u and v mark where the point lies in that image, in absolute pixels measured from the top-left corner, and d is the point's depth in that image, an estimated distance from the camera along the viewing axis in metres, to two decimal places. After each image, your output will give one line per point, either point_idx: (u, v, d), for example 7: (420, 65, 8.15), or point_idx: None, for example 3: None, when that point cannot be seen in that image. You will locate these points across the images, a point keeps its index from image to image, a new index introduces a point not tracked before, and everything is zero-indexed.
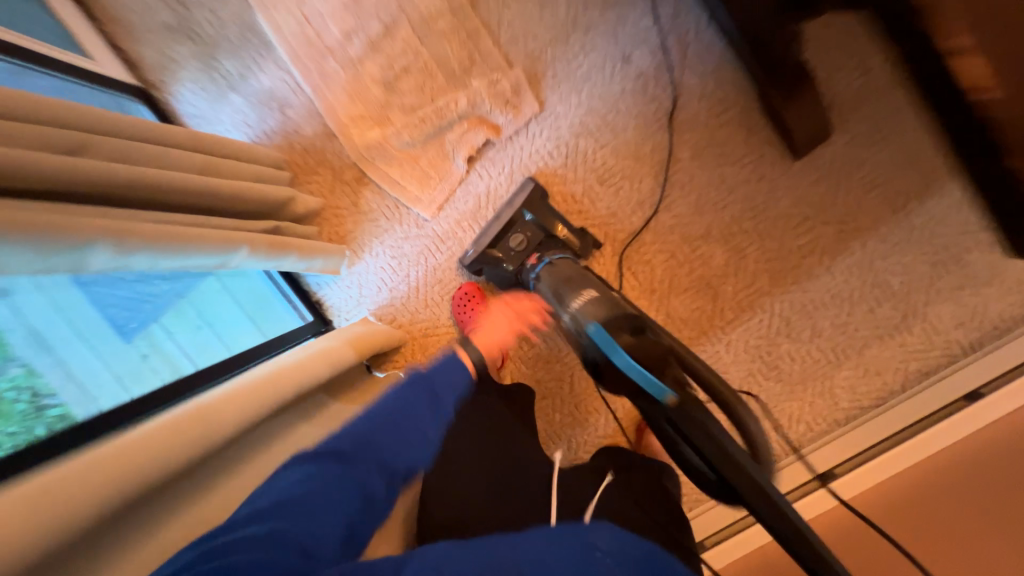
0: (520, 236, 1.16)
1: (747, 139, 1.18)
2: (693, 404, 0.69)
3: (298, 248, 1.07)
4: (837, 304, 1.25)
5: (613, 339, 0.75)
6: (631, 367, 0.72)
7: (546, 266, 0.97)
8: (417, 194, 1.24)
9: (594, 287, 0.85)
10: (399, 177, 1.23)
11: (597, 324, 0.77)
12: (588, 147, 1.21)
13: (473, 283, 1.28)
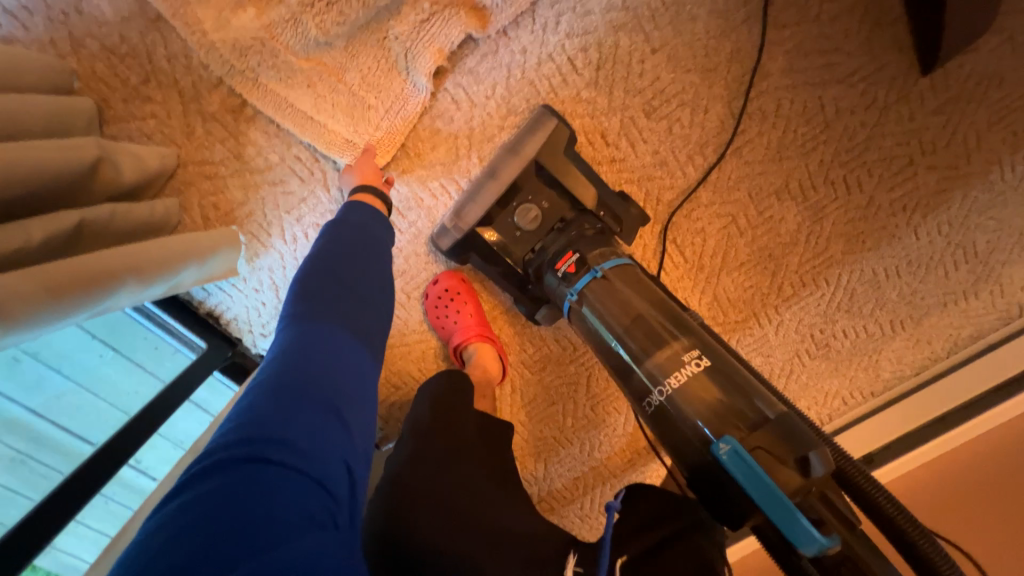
0: (530, 210, 0.74)
1: (866, 39, 0.77)
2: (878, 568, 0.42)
3: (128, 268, 0.57)
4: (912, 270, 1.00)
5: (768, 475, 0.45)
6: (793, 524, 0.43)
7: (593, 281, 0.67)
8: (351, 138, 0.75)
9: (705, 353, 0.55)
10: (316, 108, 0.73)
11: (732, 442, 0.48)
12: (633, 50, 0.74)
13: (455, 273, 0.88)
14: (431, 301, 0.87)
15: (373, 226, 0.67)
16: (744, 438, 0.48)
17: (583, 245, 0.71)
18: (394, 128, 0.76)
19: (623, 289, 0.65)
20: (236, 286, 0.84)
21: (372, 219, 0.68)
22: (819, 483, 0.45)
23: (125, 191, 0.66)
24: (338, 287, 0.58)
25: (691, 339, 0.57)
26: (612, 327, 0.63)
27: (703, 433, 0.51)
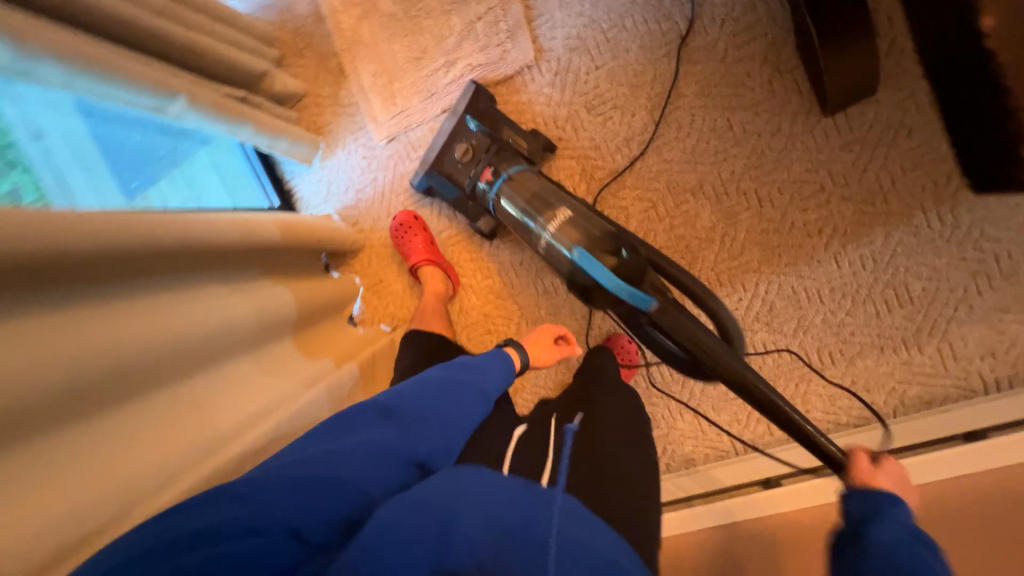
0: (465, 145, 1.03)
1: (768, 80, 0.99)
2: (679, 309, 0.64)
3: (254, 121, 1.05)
4: (835, 299, 1.06)
5: (598, 262, 0.68)
6: (619, 287, 0.65)
7: (506, 182, 0.93)
8: (396, 92, 1.18)
9: (568, 205, 0.77)
10: (381, 71, 1.18)
11: (581, 249, 0.70)
12: (582, 65, 1.07)
13: (405, 210, 1.25)
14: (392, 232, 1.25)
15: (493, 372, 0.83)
16: (588, 245, 0.71)
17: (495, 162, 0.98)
18: (416, 104, 1.18)
19: (522, 179, 0.91)
20: (309, 176, 1.32)
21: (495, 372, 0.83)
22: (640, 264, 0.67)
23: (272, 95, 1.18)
24: (439, 408, 0.69)
25: (560, 202, 0.81)
26: (516, 203, 0.87)
27: (567, 258, 0.73)
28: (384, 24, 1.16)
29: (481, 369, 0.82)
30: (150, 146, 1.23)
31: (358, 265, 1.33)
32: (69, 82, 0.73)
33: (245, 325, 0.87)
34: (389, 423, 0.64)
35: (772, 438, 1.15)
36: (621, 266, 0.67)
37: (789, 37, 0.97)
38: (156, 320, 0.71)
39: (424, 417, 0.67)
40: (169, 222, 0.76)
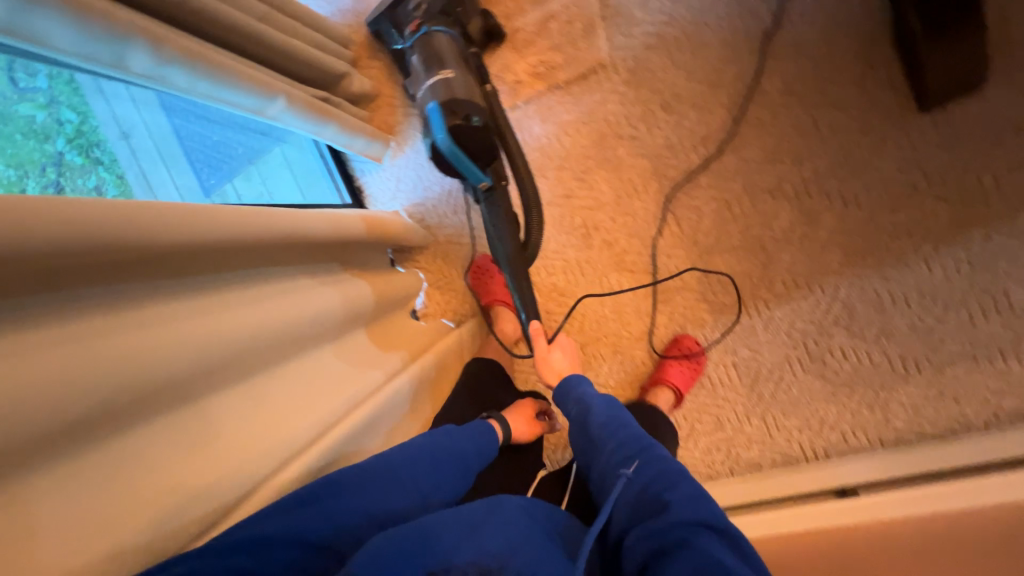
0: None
1: (858, 77, 0.97)
2: (497, 194, 0.98)
3: (337, 121, 1.09)
4: (925, 304, 1.01)
5: (443, 121, 0.85)
6: (450, 150, 0.87)
7: (423, 36, 0.99)
8: None
9: (455, 73, 0.92)
10: None
11: (436, 105, 0.86)
12: (660, 63, 1.07)
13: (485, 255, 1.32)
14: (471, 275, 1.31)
15: (486, 446, 0.88)
16: (451, 103, 0.86)
17: (428, 19, 1.02)
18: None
19: (434, 41, 0.97)
20: (377, 174, 1.37)
21: (488, 443, 0.88)
22: (484, 140, 0.88)
23: (351, 96, 1.23)
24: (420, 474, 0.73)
25: (449, 64, 0.94)
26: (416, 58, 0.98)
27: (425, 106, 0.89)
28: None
29: (467, 442, 0.85)
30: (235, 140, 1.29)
31: (421, 261, 1.37)
32: (191, 85, 0.77)
33: (332, 315, 0.89)
34: (361, 487, 0.65)
35: (846, 446, 1.11)
36: (461, 133, 0.86)
37: (883, 33, 0.94)
38: (269, 312, 0.74)
39: (397, 477, 0.70)
40: (279, 219, 0.79)
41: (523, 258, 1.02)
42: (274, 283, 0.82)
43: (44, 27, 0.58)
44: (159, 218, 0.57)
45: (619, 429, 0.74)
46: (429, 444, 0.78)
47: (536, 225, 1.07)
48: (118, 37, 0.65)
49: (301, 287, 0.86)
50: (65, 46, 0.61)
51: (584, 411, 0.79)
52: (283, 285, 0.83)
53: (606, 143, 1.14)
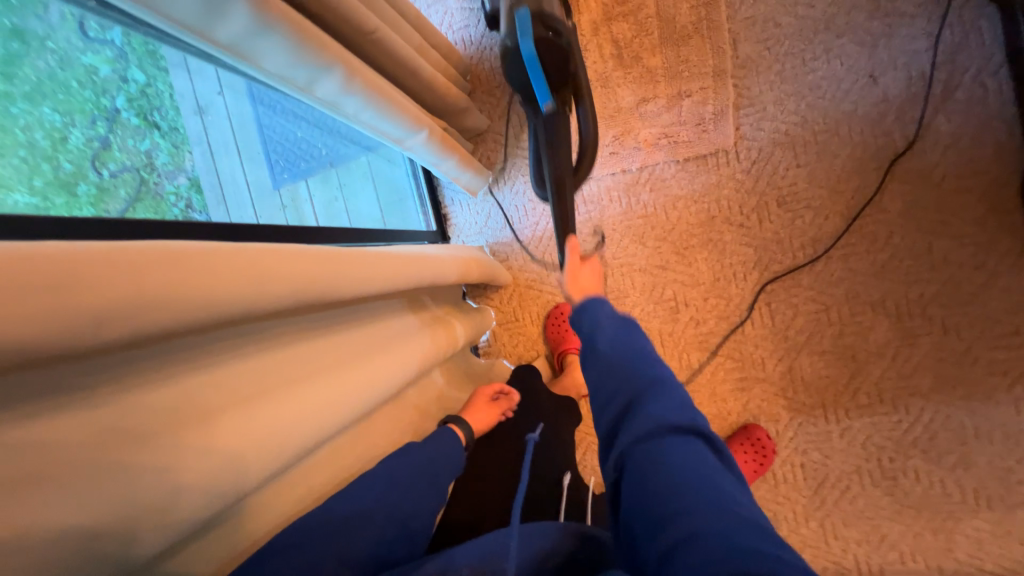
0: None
1: (981, 216, 0.99)
2: (561, 114, 0.96)
3: (458, 155, 1.07)
4: (1008, 444, 1.02)
5: (530, 26, 0.83)
6: (528, 57, 0.85)
7: None
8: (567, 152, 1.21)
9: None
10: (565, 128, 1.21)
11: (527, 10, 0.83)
12: (783, 161, 1.08)
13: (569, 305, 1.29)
14: (548, 321, 1.29)
15: (449, 454, 0.81)
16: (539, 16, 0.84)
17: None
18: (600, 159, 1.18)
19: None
20: (468, 206, 1.36)
21: (456, 452, 0.83)
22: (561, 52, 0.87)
23: (464, 128, 1.21)
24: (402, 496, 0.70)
25: None
26: None
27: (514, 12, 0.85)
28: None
29: (432, 454, 0.79)
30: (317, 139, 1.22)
31: (494, 299, 1.35)
32: (358, 111, 0.75)
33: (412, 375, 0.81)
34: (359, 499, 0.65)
35: (903, 567, 1.10)
36: (545, 46, 0.85)
37: (1015, 180, 0.96)
38: (378, 364, 0.72)
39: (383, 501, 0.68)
40: (415, 268, 0.77)
41: (574, 180, 1.03)
42: (376, 327, 0.79)
43: (262, 48, 0.56)
44: (332, 281, 0.55)
45: (619, 361, 0.60)
46: (385, 468, 0.71)
47: (588, 169, 1.06)
48: (318, 65, 0.63)
49: (392, 339, 0.81)
50: (272, 65, 0.59)
51: (592, 335, 0.65)
52: (375, 333, 0.78)
53: (713, 224, 1.14)
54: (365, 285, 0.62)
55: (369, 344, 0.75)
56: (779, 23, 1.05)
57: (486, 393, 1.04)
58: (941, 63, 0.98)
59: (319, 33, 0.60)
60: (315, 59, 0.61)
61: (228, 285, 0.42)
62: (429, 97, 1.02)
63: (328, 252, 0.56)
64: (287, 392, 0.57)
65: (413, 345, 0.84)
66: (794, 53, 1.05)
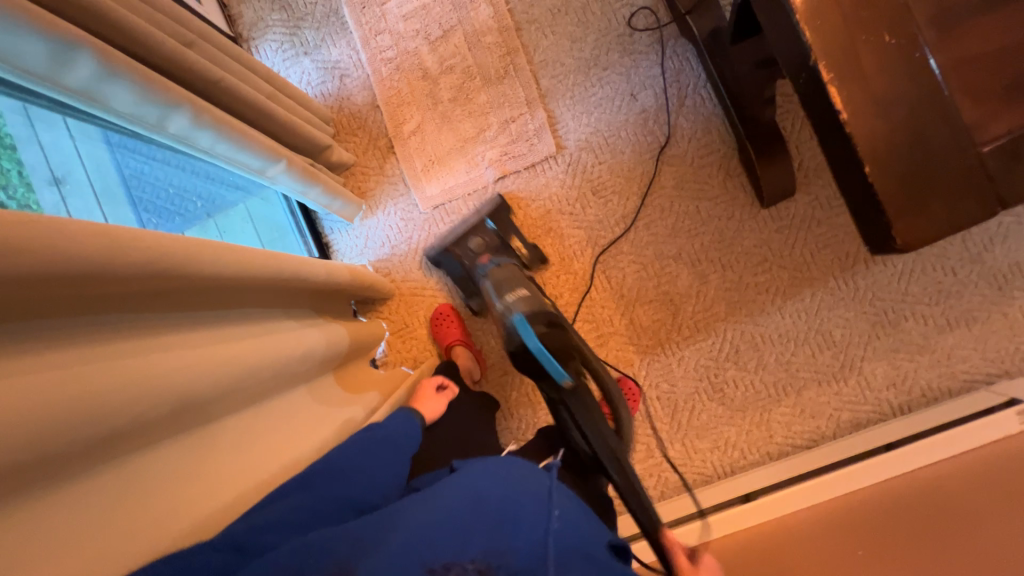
0: (478, 240, 1.35)
1: (722, 182, 1.38)
2: (583, 391, 0.89)
3: (325, 184, 1.23)
4: (784, 342, 1.37)
5: (529, 326, 0.88)
6: (539, 351, 0.86)
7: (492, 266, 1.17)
8: (422, 178, 1.44)
9: (526, 288, 1.00)
10: (416, 158, 1.44)
11: (521, 316, 0.90)
12: (589, 161, 1.41)
13: (450, 303, 1.44)
14: (432, 319, 1.43)
15: (407, 426, 0.99)
16: (529, 316, 0.90)
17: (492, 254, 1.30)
18: (461, 180, 1.43)
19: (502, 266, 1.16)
20: (348, 232, 1.50)
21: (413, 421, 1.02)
22: (563, 336, 0.89)
23: (329, 164, 1.38)
24: (365, 460, 0.86)
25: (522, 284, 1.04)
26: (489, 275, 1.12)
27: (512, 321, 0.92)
28: (428, 116, 1.43)
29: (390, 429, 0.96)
30: (192, 190, 1.36)
31: (384, 311, 1.48)
32: (212, 142, 0.88)
33: (287, 364, 0.93)
34: None
35: (745, 460, 1.37)
36: (546, 336, 0.87)
37: (736, 154, 1.37)
38: (249, 346, 0.84)
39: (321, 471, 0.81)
40: (273, 260, 0.93)
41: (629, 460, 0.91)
42: (245, 324, 0.90)
43: (111, 92, 0.69)
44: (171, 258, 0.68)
45: None
46: None
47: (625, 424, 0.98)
48: (167, 103, 0.76)
49: (266, 333, 0.93)
50: (122, 105, 0.72)
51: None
52: (247, 328, 0.89)
53: (551, 216, 1.42)
54: (212, 269, 0.76)
55: (239, 332, 0.86)
56: (563, 63, 1.41)
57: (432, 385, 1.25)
58: (672, 82, 1.38)
59: (163, 79, 0.75)
60: (162, 98, 0.75)
61: (71, 252, 0.54)
62: (289, 139, 1.18)
63: (168, 239, 0.69)
64: (155, 358, 0.67)
65: (285, 338, 0.96)
66: (579, 82, 1.40)
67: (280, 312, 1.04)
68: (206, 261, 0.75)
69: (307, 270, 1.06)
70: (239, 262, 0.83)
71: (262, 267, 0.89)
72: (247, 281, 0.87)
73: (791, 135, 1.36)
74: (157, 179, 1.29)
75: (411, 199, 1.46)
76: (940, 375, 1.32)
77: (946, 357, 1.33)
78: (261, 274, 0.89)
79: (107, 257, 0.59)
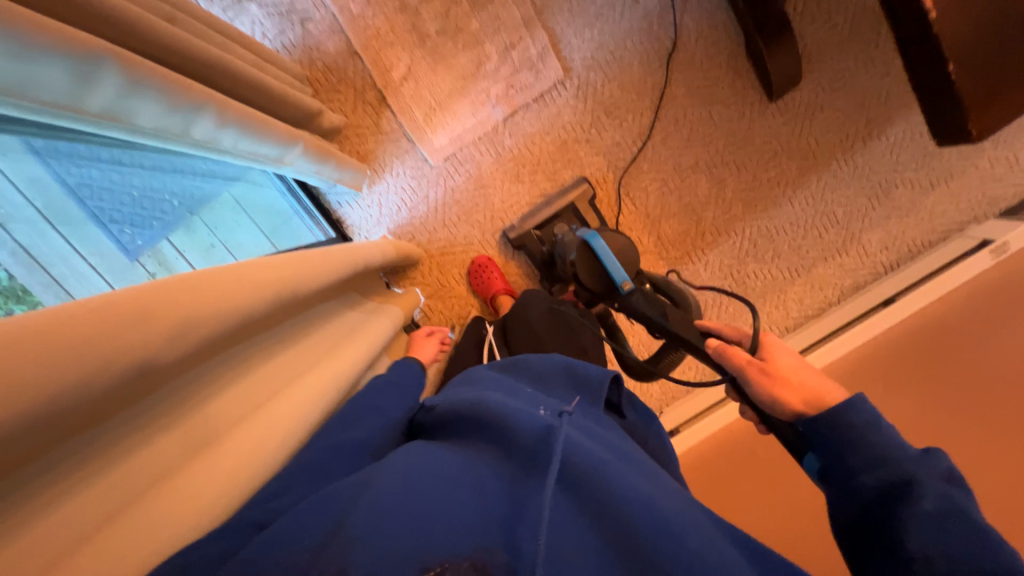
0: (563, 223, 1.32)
1: (731, 81, 1.36)
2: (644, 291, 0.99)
3: (336, 159, 1.14)
4: (795, 229, 1.49)
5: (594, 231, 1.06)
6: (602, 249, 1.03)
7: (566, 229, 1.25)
8: (426, 130, 1.33)
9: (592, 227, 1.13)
10: (416, 109, 1.32)
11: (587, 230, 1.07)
12: (599, 79, 1.34)
13: (484, 254, 1.42)
14: (470, 273, 1.42)
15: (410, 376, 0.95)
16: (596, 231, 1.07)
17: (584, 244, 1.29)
18: (469, 123, 1.34)
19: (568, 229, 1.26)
20: (358, 202, 1.41)
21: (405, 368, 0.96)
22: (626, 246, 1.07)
23: (323, 132, 1.23)
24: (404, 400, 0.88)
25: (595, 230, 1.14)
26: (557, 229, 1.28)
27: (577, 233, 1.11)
28: (418, 56, 1.28)
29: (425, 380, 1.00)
30: (160, 188, 1.06)
31: (417, 277, 1.45)
32: (235, 141, 0.78)
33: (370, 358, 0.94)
34: None
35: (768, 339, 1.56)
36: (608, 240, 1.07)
37: (743, 49, 1.34)
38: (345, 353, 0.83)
39: None
40: (339, 257, 0.89)
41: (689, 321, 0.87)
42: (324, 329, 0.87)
43: (138, 108, 0.58)
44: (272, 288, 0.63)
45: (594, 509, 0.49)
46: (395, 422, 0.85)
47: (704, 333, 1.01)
48: (192, 108, 0.66)
49: (332, 347, 0.88)
50: (148, 121, 0.61)
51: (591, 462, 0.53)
52: (312, 349, 0.85)
53: (568, 147, 1.38)
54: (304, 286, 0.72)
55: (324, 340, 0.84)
56: None
57: (422, 333, 1.23)
58: None
59: (180, 77, 0.63)
60: (187, 101, 0.65)
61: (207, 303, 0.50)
62: (287, 114, 1.05)
63: (261, 267, 0.64)
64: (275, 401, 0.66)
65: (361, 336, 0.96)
66: None
67: (327, 309, 0.99)
68: (298, 276, 0.70)
69: (365, 259, 1.01)
70: (319, 269, 0.78)
71: (334, 267, 0.85)
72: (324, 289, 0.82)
73: (794, 18, 1.35)
74: (113, 183, 0.95)
75: (419, 156, 1.37)
76: (924, 231, 1.51)
77: (929, 213, 1.50)
78: (336, 277, 0.85)
79: (228, 310, 0.55)
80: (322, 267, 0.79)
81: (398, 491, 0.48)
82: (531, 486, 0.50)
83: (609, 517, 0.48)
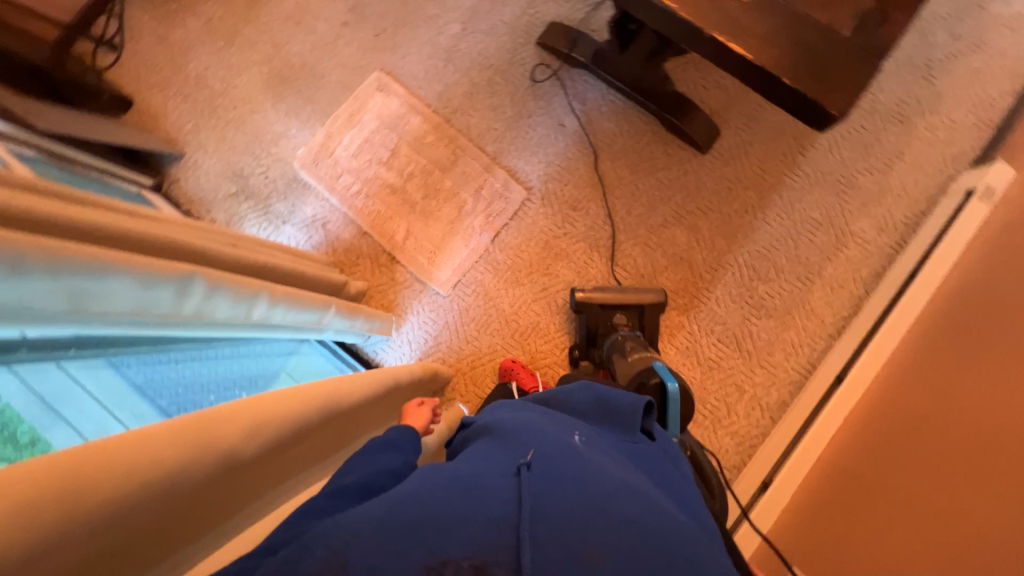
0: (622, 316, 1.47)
1: (664, 150, 1.62)
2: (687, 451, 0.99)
3: (365, 313, 1.37)
4: (784, 243, 1.57)
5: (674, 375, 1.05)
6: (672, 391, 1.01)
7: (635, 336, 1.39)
8: (432, 270, 1.59)
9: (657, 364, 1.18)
10: (420, 257, 1.59)
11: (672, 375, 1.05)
12: (557, 187, 1.62)
13: (508, 357, 1.53)
14: (501, 377, 1.50)
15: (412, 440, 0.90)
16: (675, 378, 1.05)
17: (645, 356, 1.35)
18: (465, 254, 1.59)
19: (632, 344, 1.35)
20: (391, 344, 1.60)
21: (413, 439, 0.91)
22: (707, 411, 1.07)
23: (352, 297, 1.49)
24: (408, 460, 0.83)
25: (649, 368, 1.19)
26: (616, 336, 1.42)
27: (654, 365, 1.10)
28: (411, 219, 1.61)
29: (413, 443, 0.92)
30: (230, 383, 1.25)
31: (454, 395, 1.54)
32: (283, 315, 1.00)
33: None
34: None
35: (816, 352, 1.49)
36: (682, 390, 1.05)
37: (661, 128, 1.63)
38: None
39: None
40: (368, 378, 1.02)
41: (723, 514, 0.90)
42: None
43: (215, 307, 0.81)
44: (311, 405, 0.75)
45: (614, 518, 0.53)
46: None
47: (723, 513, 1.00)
48: (252, 299, 0.89)
49: None
50: (222, 313, 0.83)
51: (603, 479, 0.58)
52: None
53: (551, 244, 1.59)
54: (338, 396, 0.85)
55: None
56: (496, 128, 1.66)
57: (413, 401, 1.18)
58: (585, 102, 1.66)
59: (245, 279, 0.88)
60: (248, 294, 0.87)
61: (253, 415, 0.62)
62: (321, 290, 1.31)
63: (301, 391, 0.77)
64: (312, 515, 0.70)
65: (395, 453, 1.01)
66: (516, 135, 1.66)
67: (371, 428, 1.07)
68: (330, 391, 0.83)
69: (393, 377, 1.14)
70: (352, 389, 0.91)
71: (366, 387, 0.97)
72: (357, 409, 0.94)
73: (692, 95, 1.66)
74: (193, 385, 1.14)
75: (433, 292, 1.59)
76: (910, 204, 1.55)
77: (902, 189, 1.56)
78: (367, 390, 0.97)
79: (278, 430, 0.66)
80: (353, 385, 0.92)
81: (422, 496, 0.54)
82: (548, 490, 0.55)
83: (625, 527, 0.53)
